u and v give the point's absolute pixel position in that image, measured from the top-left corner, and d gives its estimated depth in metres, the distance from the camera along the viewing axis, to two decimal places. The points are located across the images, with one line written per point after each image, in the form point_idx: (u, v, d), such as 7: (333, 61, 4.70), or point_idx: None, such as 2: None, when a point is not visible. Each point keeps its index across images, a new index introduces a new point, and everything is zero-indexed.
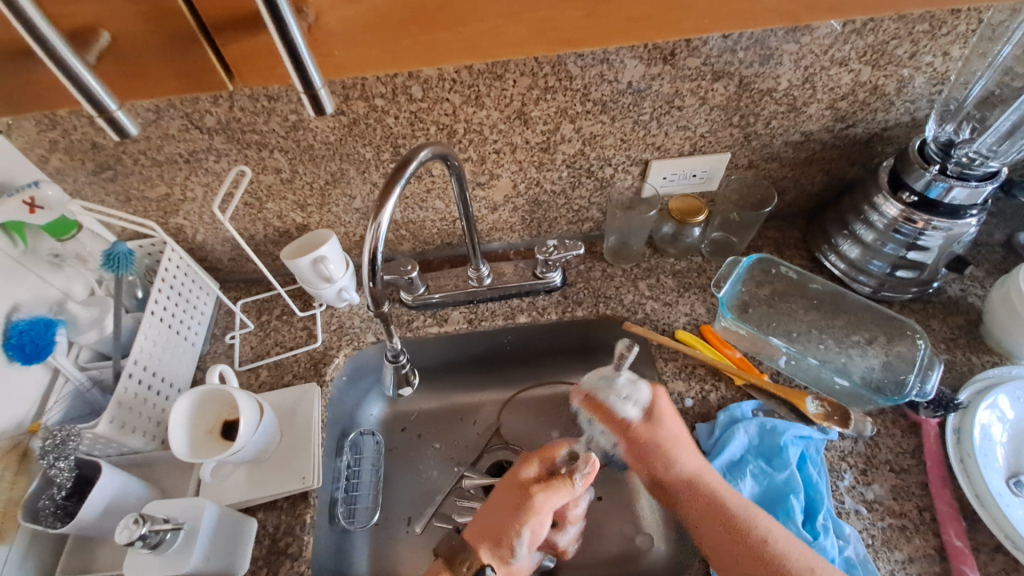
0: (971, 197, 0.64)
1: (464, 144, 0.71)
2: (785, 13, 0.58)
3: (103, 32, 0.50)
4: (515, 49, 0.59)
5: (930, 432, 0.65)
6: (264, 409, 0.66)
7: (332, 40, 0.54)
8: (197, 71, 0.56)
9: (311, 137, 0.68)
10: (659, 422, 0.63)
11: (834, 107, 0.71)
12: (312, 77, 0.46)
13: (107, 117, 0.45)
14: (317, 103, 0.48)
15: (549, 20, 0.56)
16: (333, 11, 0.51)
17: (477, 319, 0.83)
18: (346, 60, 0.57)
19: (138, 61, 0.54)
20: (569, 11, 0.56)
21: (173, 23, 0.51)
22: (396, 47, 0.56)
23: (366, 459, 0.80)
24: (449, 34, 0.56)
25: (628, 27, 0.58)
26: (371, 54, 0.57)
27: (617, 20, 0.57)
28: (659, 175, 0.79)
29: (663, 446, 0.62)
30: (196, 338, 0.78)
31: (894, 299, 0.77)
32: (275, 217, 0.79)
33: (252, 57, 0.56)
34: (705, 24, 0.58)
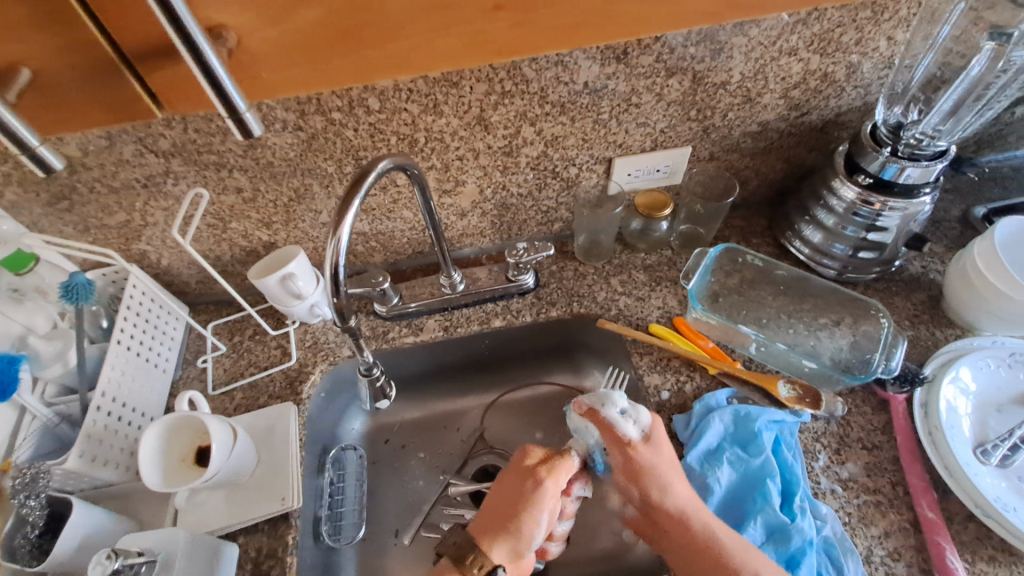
0: (924, 175, 0.65)
1: (426, 153, 0.71)
2: (704, 13, 0.61)
3: (23, 68, 0.51)
4: (448, 62, 0.61)
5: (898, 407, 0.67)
6: (238, 433, 0.65)
7: (259, 61, 0.56)
8: (125, 102, 0.57)
9: (269, 154, 0.67)
10: (652, 453, 0.60)
11: (787, 96, 0.73)
12: (234, 101, 0.46)
13: (33, 153, 0.44)
14: (245, 128, 0.48)
15: (479, 35, 0.58)
16: (257, 33, 0.53)
17: (453, 326, 0.82)
18: (284, 81, 0.59)
19: (65, 92, 0.55)
20: (495, 23, 0.58)
21: (87, 50, 0.52)
22: (334, 66, 0.58)
23: (349, 475, 0.80)
24: (379, 51, 0.58)
25: (557, 35, 0.60)
26: (297, 73, 0.58)
27: (548, 27, 0.59)
28: (623, 171, 0.80)
29: (662, 473, 0.59)
30: (167, 365, 0.77)
31: (859, 280, 0.79)
32: (241, 237, 0.78)
33: (176, 83, 0.56)
34: (610, 31, 0.61)
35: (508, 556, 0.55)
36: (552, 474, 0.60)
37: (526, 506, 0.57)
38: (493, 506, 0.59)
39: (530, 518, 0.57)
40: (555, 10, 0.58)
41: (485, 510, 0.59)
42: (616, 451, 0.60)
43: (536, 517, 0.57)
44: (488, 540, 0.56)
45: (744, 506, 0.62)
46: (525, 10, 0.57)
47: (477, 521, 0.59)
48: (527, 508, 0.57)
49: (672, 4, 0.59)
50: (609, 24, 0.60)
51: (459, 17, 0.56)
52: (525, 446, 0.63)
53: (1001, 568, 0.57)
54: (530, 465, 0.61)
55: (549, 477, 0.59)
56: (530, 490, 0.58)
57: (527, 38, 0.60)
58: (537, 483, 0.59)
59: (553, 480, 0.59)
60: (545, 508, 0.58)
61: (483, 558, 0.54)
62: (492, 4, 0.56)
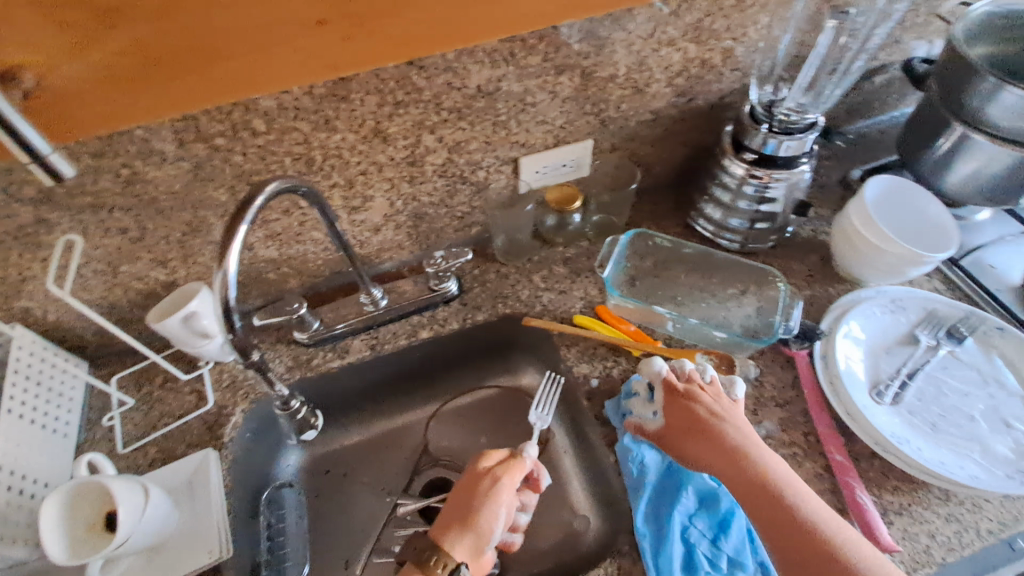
0: (800, 147, 0.71)
1: (326, 171, 0.69)
2: (539, 16, 0.62)
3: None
4: (282, 81, 0.58)
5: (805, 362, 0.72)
6: (150, 490, 0.60)
7: (75, 97, 0.52)
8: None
9: (152, 189, 0.63)
10: (703, 397, 0.63)
11: (673, 84, 0.77)
12: (35, 145, 0.51)
13: (45, 163, 0.52)
14: (53, 170, 0.53)
15: (309, 51, 0.56)
16: (70, 65, 0.49)
17: (379, 344, 0.80)
18: (110, 112, 0.54)
19: None
20: (325, 38, 0.56)
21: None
22: (165, 95, 0.55)
23: (290, 513, 0.77)
24: (204, 75, 0.54)
25: (393, 46, 0.59)
26: (117, 102, 0.54)
27: (381, 40, 0.58)
28: (531, 170, 0.81)
29: (735, 427, 0.59)
30: (69, 428, 0.70)
31: (759, 250, 0.85)
32: (136, 280, 0.73)
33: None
34: (448, 40, 0.61)
35: (469, 551, 0.58)
36: (508, 473, 0.64)
37: (485, 501, 0.61)
38: (455, 508, 0.62)
39: (488, 512, 0.60)
40: (386, 23, 0.57)
41: (448, 512, 0.62)
42: (676, 406, 0.63)
43: (494, 513, 0.60)
44: (450, 540, 0.58)
45: (676, 476, 0.65)
46: (353, 23, 0.56)
47: (440, 524, 0.61)
48: (485, 504, 0.61)
49: (502, 8, 0.60)
50: (443, 33, 0.60)
51: (284, 35, 0.54)
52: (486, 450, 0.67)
53: (903, 496, 0.63)
54: (489, 466, 0.65)
55: (505, 475, 0.63)
56: (488, 488, 0.62)
57: (361, 52, 0.59)
58: (494, 481, 0.63)
59: (509, 477, 0.63)
60: (502, 504, 0.61)
61: (449, 557, 0.56)
62: (315, 20, 0.54)
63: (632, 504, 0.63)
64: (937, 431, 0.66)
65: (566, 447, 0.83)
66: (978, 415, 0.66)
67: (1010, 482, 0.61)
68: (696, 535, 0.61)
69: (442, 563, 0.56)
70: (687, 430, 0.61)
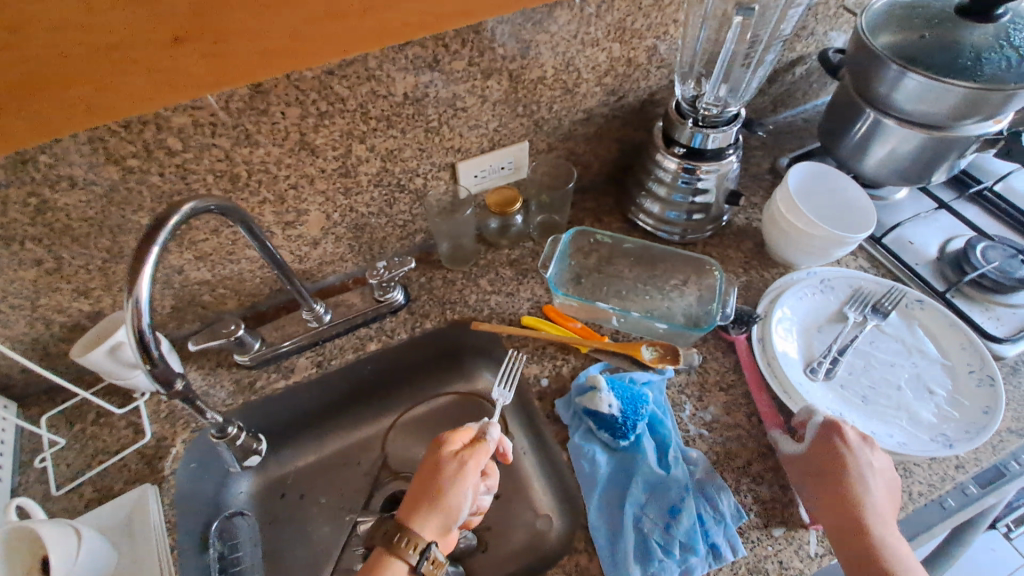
0: (726, 139, 0.74)
1: (254, 187, 0.67)
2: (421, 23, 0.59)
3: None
4: (144, 103, 0.53)
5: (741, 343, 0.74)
6: (83, 531, 0.57)
7: None
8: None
9: (64, 217, 0.60)
10: (853, 443, 0.61)
11: (602, 83, 0.78)
12: None
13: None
14: None
15: (172, 70, 0.52)
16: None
17: (326, 360, 0.79)
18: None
19: None
20: (184, 56, 0.51)
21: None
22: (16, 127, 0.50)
23: (243, 543, 0.74)
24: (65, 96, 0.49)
25: (267, 60, 0.55)
26: None
27: (251, 54, 0.54)
28: (469, 174, 0.81)
29: (868, 473, 0.59)
30: (2, 475, 0.66)
31: (698, 240, 0.87)
32: (57, 312, 0.69)
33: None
34: (326, 49, 0.57)
35: (437, 530, 0.58)
36: (474, 455, 0.62)
37: (452, 484, 0.59)
38: (421, 489, 0.60)
39: (456, 494, 0.59)
40: (250, 36, 0.53)
41: (413, 494, 0.60)
42: (818, 451, 0.62)
43: (460, 495, 0.59)
44: (418, 523, 0.58)
45: (627, 468, 0.66)
46: (209, 34, 0.51)
47: (406, 506, 0.60)
48: (451, 486, 0.59)
49: (377, 15, 0.57)
50: (315, 46, 0.56)
51: (135, 54, 0.49)
52: (450, 432, 0.64)
53: None
54: (454, 449, 0.63)
55: (471, 458, 0.61)
56: (455, 471, 0.60)
57: (231, 70, 0.54)
58: (460, 465, 0.61)
59: (476, 460, 0.62)
60: (467, 485, 0.60)
61: (416, 538, 0.56)
62: (169, 38, 0.50)
63: (586, 499, 0.64)
64: (867, 402, 0.69)
65: (525, 448, 0.84)
66: (904, 383, 0.70)
67: (934, 445, 0.65)
68: (649, 524, 0.62)
69: (411, 545, 0.56)
70: (815, 475, 0.61)
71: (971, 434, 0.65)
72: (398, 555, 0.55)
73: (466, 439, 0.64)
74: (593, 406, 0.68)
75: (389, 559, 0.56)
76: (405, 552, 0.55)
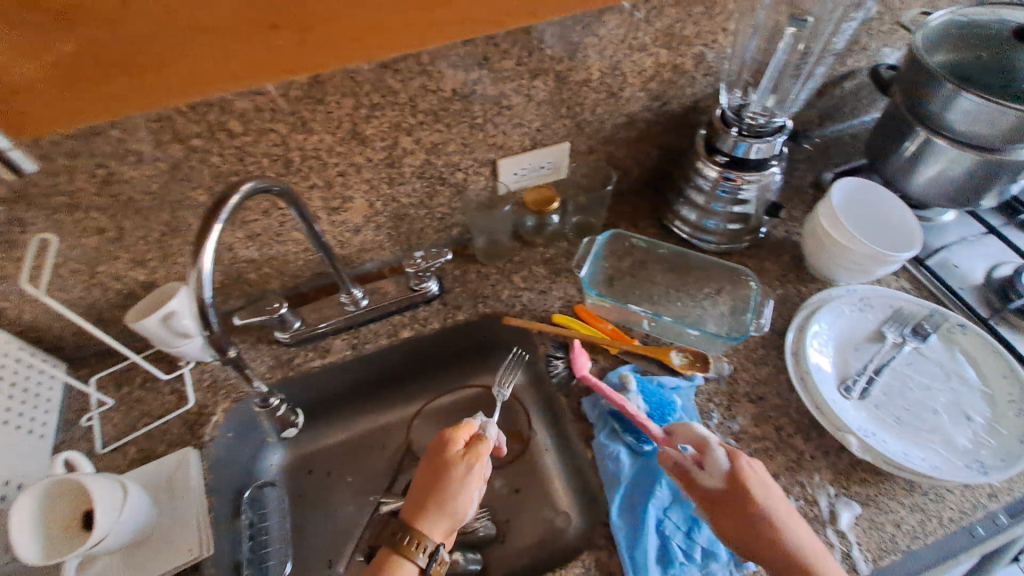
0: (770, 150, 0.74)
1: (304, 172, 0.70)
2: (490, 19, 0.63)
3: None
4: (241, 81, 0.58)
5: (578, 352, 0.75)
6: (129, 488, 0.60)
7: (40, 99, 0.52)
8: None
9: (129, 190, 0.63)
10: (748, 468, 0.60)
11: (647, 88, 0.78)
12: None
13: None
14: (16, 164, 0.56)
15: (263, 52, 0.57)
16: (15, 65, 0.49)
17: (360, 343, 0.81)
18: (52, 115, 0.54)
19: None
20: (277, 39, 0.56)
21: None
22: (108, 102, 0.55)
23: (271, 513, 0.76)
24: (169, 68, 0.54)
25: (349, 47, 0.60)
26: (87, 105, 0.54)
27: (337, 39, 0.58)
28: (510, 171, 0.82)
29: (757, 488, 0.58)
30: (46, 429, 0.70)
31: (734, 250, 0.87)
32: (114, 280, 0.73)
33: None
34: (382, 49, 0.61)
35: (444, 531, 0.60)
36: (479, 458, 0.64)
37: (460, 487, 0.61)
38: (426, 489, 0.62)
39: (462, 496, 0.61)
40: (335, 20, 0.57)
41: (418, 492, 0.62)
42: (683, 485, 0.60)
43: (467, 498, 0.61)
44: (425, 523, 0.59)
45: (652, 471, 0.66)
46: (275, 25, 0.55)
47: (411, 504, 0.62)
48: (459, 488, 0.61)
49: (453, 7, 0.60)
50: (392, 34, 0.60)
51: (210, 40, 0.54)
52: (454, 432, 0.66)
53: (867, 485, 0.65)
54: (459, 450, 0.65)
55: (477, 461, 0.63)
56: (463, 473, 0.62)
57: (315, 53, 0.59)
58: (467, 468, 0.63)
59: (481, 462, 0.64)
60: (473, 488, 0.62)
61: (426, 541, 0.58)
62: (266, 23, 0.55)
63: (609, 498, 0.65)
64: (901, 424, 0.68)
65: (548, 445, 0.85)
66: (940, 408, 0.69)
67: (968, 471, 0.63)
68: (671, 528, 0.62)
69: (421, 547, 0.58)
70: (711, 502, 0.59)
71: (1008, 462, 0.63)
72: (408, 557, 0.57)
73: (468, 440, 0.66)
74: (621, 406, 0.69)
75: (397, 558, 0.57)
76: (412, 553, 0.57)
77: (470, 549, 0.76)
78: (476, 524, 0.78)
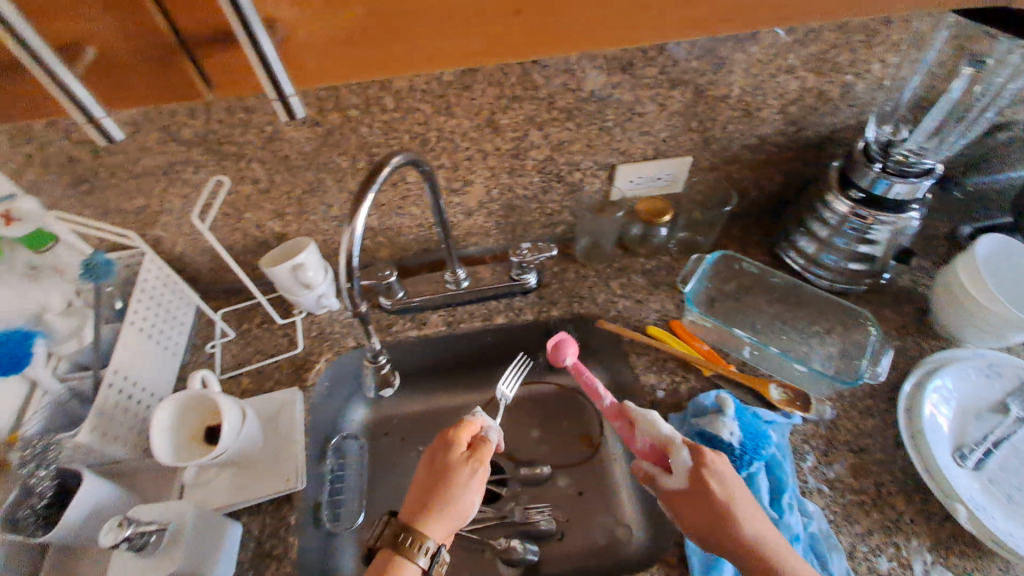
0: (912, 192, 0.68)
1: (437, 152, 0.74)
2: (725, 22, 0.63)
3: (90, 47, 0.52)
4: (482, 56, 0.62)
5: (564, 342, 0.76)
6: (247, 413, 0.66)
7: (311, 49, 0.57)
8: (179, 84, 0.59)
9: (287, 148, 0.70)
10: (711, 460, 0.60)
11: (785, 111, 0.76)
12: (283, 86, 0.45)
13: (95, 125, 0.43)
14: (289, 109, 0.47)
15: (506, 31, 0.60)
16: (301, 29, 0.55)
17: (456, 321, 0.84)
18: (318, 72, 0.60)
19: (128, 77, 0.57)
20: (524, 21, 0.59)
21: (146, 32, 0.53)
22: (356, 69, 0.61)
23: (349, 463, 0.81)
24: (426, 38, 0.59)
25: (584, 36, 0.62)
26: (348, 62, 0.60)
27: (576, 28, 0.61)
28: (626, 178, 0.83)
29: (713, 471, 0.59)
30: (178, 348, 0.79)
31: (850, 291, 0.82)
32: (254, 227, 0.80)
33: (231, 68, 0.58)
34: (595, 44, 0.63)
35: (445, 533, 0.58)
36: (484, 462, 0.62)
37: (463, 490, 0.59)
38: (424, 488, 0.60)
39: (463, 499, 0.59)
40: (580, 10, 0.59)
41: (417, 492, 0.60)
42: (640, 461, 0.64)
43: (470, 502, 0.59)
44: (425, 524, 0.57)
45: None
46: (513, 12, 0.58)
47: (410, 504, 0.59)
48: (460, 491, 0.59)
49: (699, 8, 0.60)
50: (628, 28, 0.62)
51: (452, 20, 0.57)
52: (455, 432, 0.63)
53: (969, 561, 0.61)
54: (462, 452, 0.62)
55: (482, 465, 0.61)
56: (466, 476, 0.60)
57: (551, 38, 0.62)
58: (471, 471, 0.60)
59: (485, 465, 0.61)
60: (476, 492, 0.60)
61: (427, 542, 0.55)
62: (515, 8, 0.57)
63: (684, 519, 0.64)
64: (1013, 503, 0.62)
65: (618, 453, 0.85)
66: None
67: None
68: None
69: (422, 548, 0.55)
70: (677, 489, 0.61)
71: None
72: (408, 558, 0.54)
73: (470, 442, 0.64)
74: (713, 429, 0.66)
75: (397, 558, 0.54)
76: (411, 551, 0.54)
77: (530, 539, 0.77)
78: (538, 517, 0.78)
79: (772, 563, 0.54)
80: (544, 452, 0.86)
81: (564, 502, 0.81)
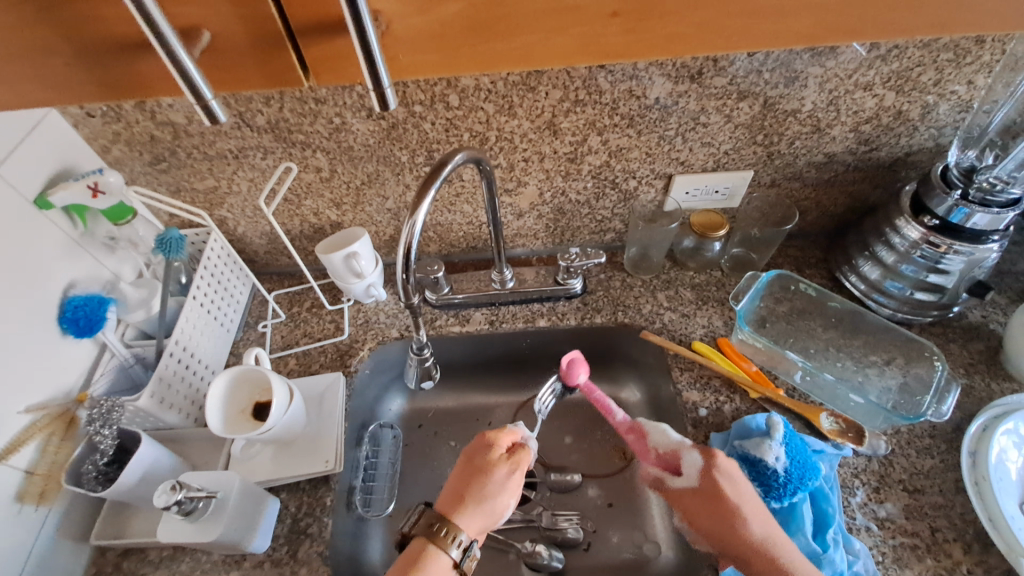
0: (993, 223, 0.64)
1: (495, 152, 0.74)
2: (888, 24, 0.51)
3: (205, 31, 0.46)
4: (564, 59, 0.53)
5: (576, 362, 0.78)
6: (293, 394, 0.69)
7: (399, 44, 0.49)
8: (269, 64, 0.49)
9: (352, 139, 0.72)
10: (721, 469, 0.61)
11: (858, 130, 0.73)
12: (381, 75, 0.44)
13: (202, 105, 0.44)
14: (383, 100, 0.46)
15: (593, 37, 0.51)
16: (404, 19, 0.47)
17: (498, 321, 0.85)
18: (416, 64, 0.52)
19: (234, 64, 0.49)
20: (607, 28, 0.50)
21: (262, 23, 0.46)
22: (453, 55, 0.51)
23: (383, 452, 0.82)
24: (504, 44, 0.50)
25: (690, 38, 0.51)
26: (427, 58, 0.51)
27: (686, 32, 0.51)
28: (682, 189, 0.81)
29: (723, 477, 0.61)
30: (232, 325, 0.82)
31: (915, 322, 0.78)
32: (312, 214, 0.83)
33: (336, 54, 0.50)
34: (731, 40, 0.52)
35: (478, 528, 0.58)
36: (522, 464, 0.62)
37: (499, 490, 0.59)
38: (460, 482, 0.60)
39: (499, 498, 0.59)
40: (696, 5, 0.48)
41: (453, 486, 0.60)
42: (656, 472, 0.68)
43: (505, 502, 0.60)
44: (461, 516, 0.57)
45: None
46: (644, 18, 0.49)
47: (446, 496, 0.59)
48: (497, 489, 0.59)
49: (847, 14, 0.50)
50: (753, 24, 0.51)
51: (576, 19, 0.49)
52: (496, 433, 0.64)
53: None
54: (500, 454, 0.62)
55: (519, 466, 0.62)
56: (504, 476, 0.60)
57: (641, 44, 0.52)
58: (508, 472, 0.61)
59: (522, 470, 0.62)
60: (512, 493, 0.60)
61: (461, 534, 0.56)
62: (609, 10, 0.49)
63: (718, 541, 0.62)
64: None
65: None
66: None
67: None
68: None
69: (454, 540, 0.55)
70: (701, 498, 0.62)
71: None
72: (440, 548, 0.55)
73: (510, 445, 0.64)
74: (757, 452, 0.63)
75: (430, 547, 0.55)
76: (442, 539, 0.55)
77: (556, 546, 0.76)
78: (565, 524, 0.77)
79: (781, 561, 0.56)
80: (576, 460, 0.85)
81: (592, 513, 0.80)
